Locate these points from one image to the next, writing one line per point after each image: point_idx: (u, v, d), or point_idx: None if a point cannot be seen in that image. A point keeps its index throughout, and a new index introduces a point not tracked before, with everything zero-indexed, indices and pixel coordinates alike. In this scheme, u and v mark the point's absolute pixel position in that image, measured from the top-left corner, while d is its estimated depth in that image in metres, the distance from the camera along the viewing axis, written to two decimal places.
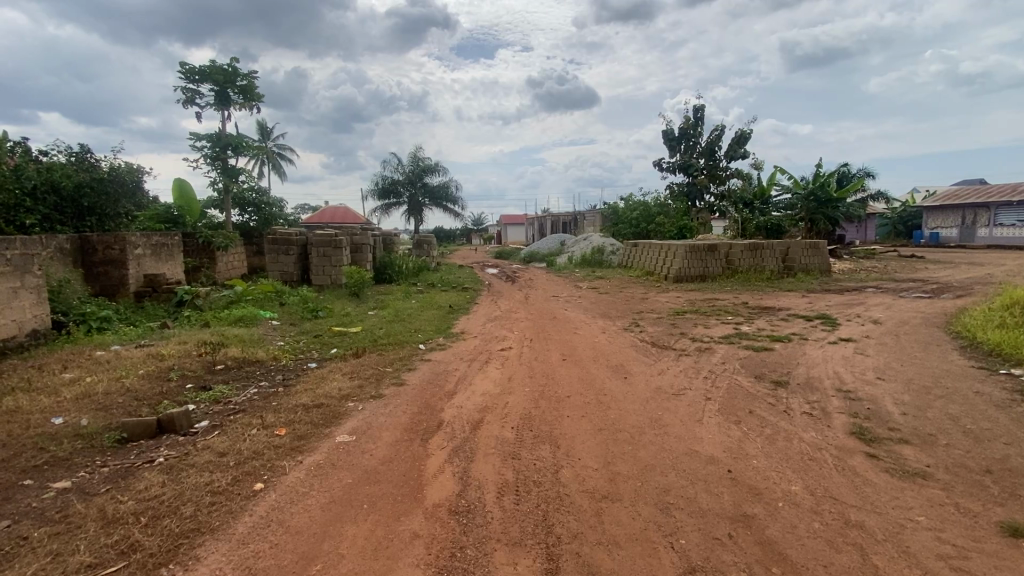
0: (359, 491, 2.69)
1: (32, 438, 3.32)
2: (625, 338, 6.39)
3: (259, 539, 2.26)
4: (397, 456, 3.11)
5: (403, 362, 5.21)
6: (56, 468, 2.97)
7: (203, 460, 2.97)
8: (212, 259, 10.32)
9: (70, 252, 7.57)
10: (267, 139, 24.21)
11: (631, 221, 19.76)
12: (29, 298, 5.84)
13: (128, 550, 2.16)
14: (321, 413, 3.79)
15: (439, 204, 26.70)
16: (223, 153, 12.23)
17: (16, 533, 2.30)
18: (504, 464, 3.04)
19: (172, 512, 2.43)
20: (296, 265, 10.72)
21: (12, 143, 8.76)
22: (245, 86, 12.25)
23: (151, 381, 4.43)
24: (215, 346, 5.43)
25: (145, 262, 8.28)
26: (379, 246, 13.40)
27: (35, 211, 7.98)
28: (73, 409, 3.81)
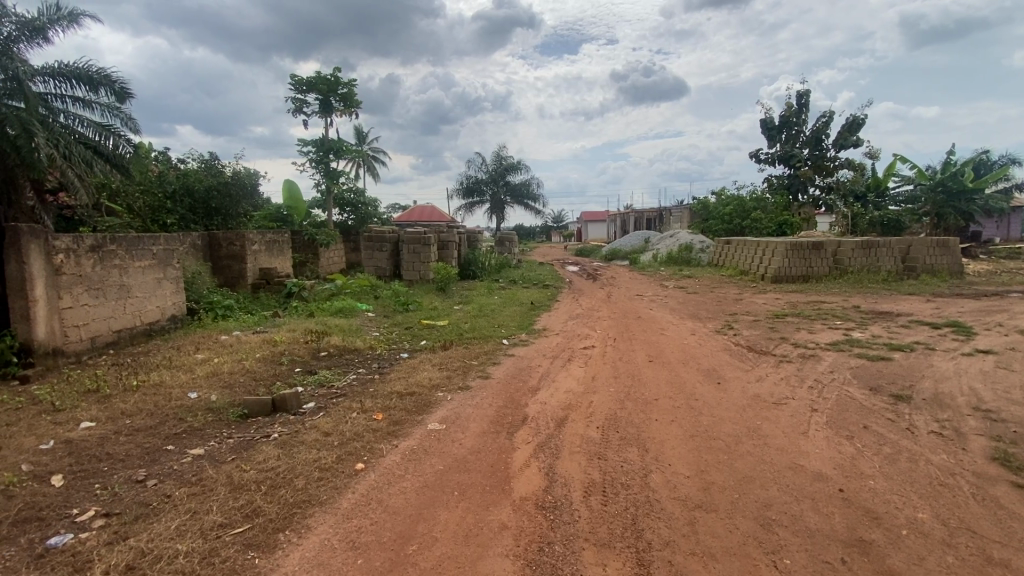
0: (449, 478, 2.79)
1: (173, 409, 3.82)
2: (717, 341, 6.06)
3: (361, 515, 2.42)
4: (485, 448, 3.19)
5: (487, 356, 5.32)
6: (192, 436, 3.39)
7: (311, 438, 3.24)
8: (316, 255, 11.21)
9: (201, 247, 8.60)
10: (362, 142, 25.89)
11: (722, 217, 18.61)
12: (169, 287, 6.72)
13: (251, 514, 2.40)
14: (413, 401, 3.98)
15: (520, 202, 26.92)
16: (326, 157, 13.26)
17: (162, 491, 2.66)
18: (590, 463, 3.00)
19: (286, 483, 2.67)
20: (389, 261, 11.35)
21: (158, 154, 10.24)
22: (346, 94, 13.17)
23: (266, 364, 4.93)
24: (319, 334, 5.90)
25: (260, 257, 9.20)
26: (464, 243, 13.80)
27: (172, 211, 9.41)
28: (204, 386, 4.33)
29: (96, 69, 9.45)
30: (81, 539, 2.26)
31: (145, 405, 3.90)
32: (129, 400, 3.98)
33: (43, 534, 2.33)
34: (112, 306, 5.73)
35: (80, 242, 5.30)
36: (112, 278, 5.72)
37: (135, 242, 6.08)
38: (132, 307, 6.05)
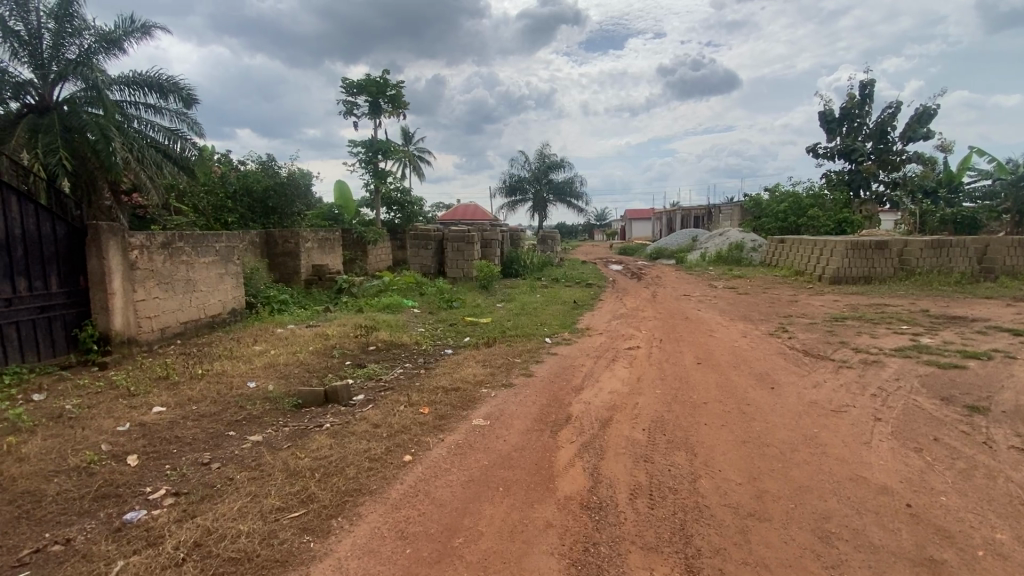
0: (495, 473, 2.81)
1: (234, 397, 4.04)
2: (770, 344, 5.82)
3: (409, 505, 2.48)
4: (529, 445, 3.19)
5: (530, 355, 5.32)
6: (251, 423, 3.58)
7: (361, 429, 3.35)
8: (364, 253, 11.56)
9: (259, 245, 9.05)
10: (409, 143, 26.45)
11: (776, 215, 17.82)
12: (230, 282, 7.10)
13: (306, 500, 2.50)
14: (458, 396, 4.04)
15: (563, 200, 26.75)
16: (375, 157, 13.66)
17: (225, 473, 2.82)
18: (636, 466, 2.95)
19: (338, 472, 2.77)
20: (433, 259, 11.58)
21: (221, 157, 10.81)
22: (394, 96, 13.53)
23: (319, 357, 5.14)
24: (367, 329, 6.09)
25: (313, 254, 9.59)
26: (507, 241, 13.86)
27: (233, 210, 9.84)
28: (262, 376, 4.56)
29: (167, 78, 10.14)
30: (153, 515, 2.43)
31: (209, 392, 4.15)
32: (195, 387, 4.25)
33: (120, 508, 2.52)
34: (180, 299, 6.12)
35: (153, 240, 5.69)
36: (180, 272, 6.11)
37: (200, 239, 6.46)
38: (197, 301, 6.44)
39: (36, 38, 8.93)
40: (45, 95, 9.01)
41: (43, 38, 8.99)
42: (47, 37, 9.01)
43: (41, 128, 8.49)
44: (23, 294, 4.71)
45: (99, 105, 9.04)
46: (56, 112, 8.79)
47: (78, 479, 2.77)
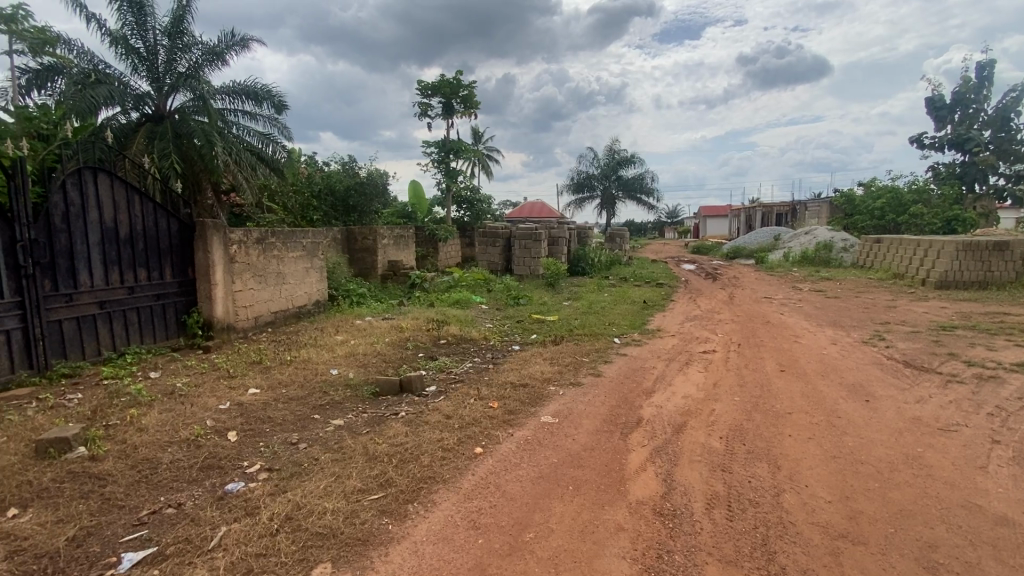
0: (564, 471, 2.81)
1: (319, 383, 4.32)
2: (864, 353, 5.34)
3: (481, 497, 2.53)
4: (599, 445, 3.15)
5: (599, 354, 5.24)
6: (334, 408, 3.81)
7: (434, 419, 3.46)
8: (435, 249, 11.91)
9: (341, 241, 9.60)
10: (478, 142, 26.87)
11: (871, 212, 16.32)
12: (315, 275, 7.59)
13: (385, 483, 2.62)
14: (527, 392, 4.06)
15: (633, 196, 26.07)
16: (447, 157, 14.10)
17: (312, 453, 3.03)
18: (712, 474, 2.82)
19: (414, 459, 2.88)
20: (501, 256, 11.73)
21: (309, 158, 11.58)
22: (467, 96, 13.82)
23: (395, 348, 5.37)
24: (439, 323, 6.29)
25: (389, 251, 10.03)
26: (574, 239, 13.72)
27: (318, 209, 10.46)
28: (344, 364, 4.85)
29: (261, 86, 11.00)
30: (250, 488, 2.65)
31: (297, 377, 4.47)
32: (285, 372, 4.60)
33: (222, 479, 2.77)
34: (272, 291, 6.63)
35: (250, 235, 6.21)
36: (272, 266, 6.61)
37: (290, 235, 6.96)
38: (287, 292, 6.95)
39: (154, 54, 10.05)
40: (159, 105, 10.13)
41: (159, 54, 10.09)
42: (162, 52, 10.10)
43: (156, 135, 9.60)
44: (143, 283, 5.29)
45: (204, 113, 10.11)
46: (168, 120, 9.89)
47: (187, 450, 3.07)
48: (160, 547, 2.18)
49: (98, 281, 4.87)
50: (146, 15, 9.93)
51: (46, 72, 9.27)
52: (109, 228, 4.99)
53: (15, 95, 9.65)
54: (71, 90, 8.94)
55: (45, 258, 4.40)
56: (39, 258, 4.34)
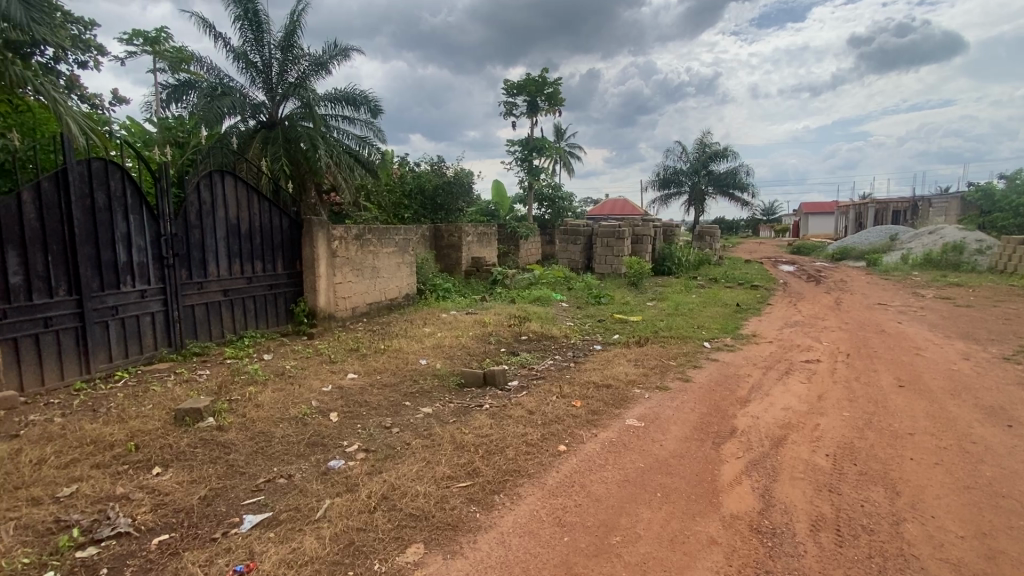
0: (651, 477, 2.72)
1: (409, 371, 4.54)
2: (1005, 371, 4.62)
3: (565, 495, 2.52)
4: (689, 453, 3.02)
5: (687, 358, 5.01)
6: (422, 396, 3.99)
7: (517, 414, 3.50)
8: (517, 246, 12.03)
9: (429, 238, 9.99)
10: (560, 139, 26.72)
11: (1016, 209, 14.10)
12: (406, 269, 7.98)
13: (472, 473, 2.70)
14: (610, 393, 3.98)
15: (724, 192, 24.60)
16: (530, 155, 14.23)
17: (403, 438, 3.19)
18: (818, 494, 2.59)
19: (499, 451, 2.93)
20: (582, 254, 11.60)
21: (401, 159, 12.19)
22: (552, 93, 13.83)
23: (478, 342, 5.51)
24: (521, 320, 6.35)
25: (472, 247, 10.30)
26: (659, 236, 13.22)
27: (409, 207, 11.00)
28: (431, 355, 5.06)
29: (359, 92, 11.74)
30: (349, 466, 2.85)
31: (389, 365, 4.74)
32: (379, 360, 4.89)
33: (325, 455, 3.01)
34: (367, 284, 7.07)
35: (349, 231, 6.67)
36: (368, 260, 7.05)
37: (385, 232, 7.38)
38: (380, 286, 7.38)
39: (269, 66, 11.08)
40: (272, 113, 11.16)
41: (273, 66, 11.12)
42: (275, 65, 11.12)
43: (269, 141, 10.64)
44: (259, 274, 5.87)
45: (310, 119, 11.01)
46: (279, 127, 10.89)
47: (296, 427, 3.37)
48: (275, 513, 2.41)
49: (223, 271, 5.47)
50: (263, 32, 10.97)
51: (183, 87, 10.58)
52: (233, 224, 5.59)
53: (159, 108, 11.10)
54: (202, 102, 10.12)
55: (182, 250, 5.01)
56: (177, 250, 4.96)
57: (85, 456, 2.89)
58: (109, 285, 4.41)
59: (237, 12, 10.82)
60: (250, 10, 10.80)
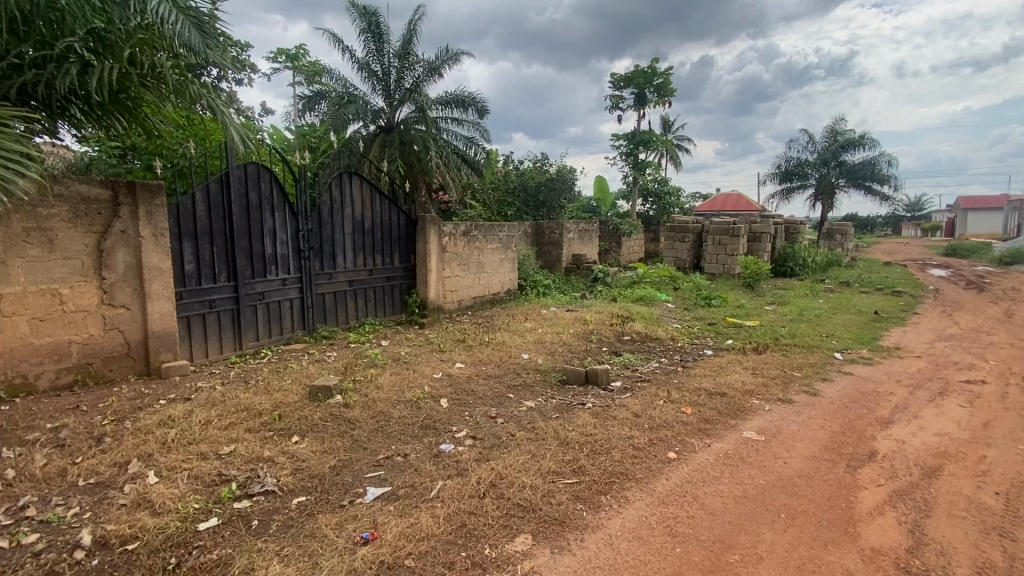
0: (773, 496, 2.50)
1: (512, 365, 4.63)
2: None
3: (677, 504, 2.41)
4: (818, 475, 2.73)
5: (814, 370, 4.53)
6: (525, 390, 4.05)
7: (622, 415, 3.41)
8: (619, 244, 11.72)
9: (531, 234, 10.09)
10: (668, 131, 25.55)
11: None
12: (508, 265, 8.16)
13: (578, 471, 2.68)
14: (724, 402, 3.73)
15: (859, 184, 21.88)
16: (636, 149, 13.81)
17: (507, 429, 3.26)
18: (985, 538, 2.21)
19: (605, 452, 2.88)
20: (690, 252, 11.00)
21: (506, 158, 12.48)
22: (661, 84, 13.29)
23: (580, 340, 5.46)
24: (624, 319, 6.20)
25: (573, 244, 10.25)
26: (779, 234, 12.12)
27: (512, 205, 11.25)
28: (533, 350, 5.12)
29: (468, 94, 12.22)
30: (459, 451, 2.99)
31: (493, 357, 4.87)
32: (483, 352, 5.05)
33: (437, 439, 3.17)
34: (473, 278, 7.35)
35: (457, 228, 6.98)
36: (473, 256, 7.33)
37: (490, 228, 7.61)
38: (484, 280, 7.62)
39: (388, 74, 11.92)
40: (390, 117, 12.00)
41: (392, 74, 11.94)
42: (394, 72, 11.93)
43: (387, 143, 11.48)
44: (378, 267, 6.34)
45: (423, 122, 11.69)
46: (396, 130, 11.69)
47: (411, 410, 3.60)
48: (394, 488, 2.60)
49: (348, 263, 6.00)
50: (384, 42, 11.82)
51: (316, 98, 11.75)
52: (358, 221, 6.09)
53: (297, 117, 12.46)
54: (331, 111, 11.18)
55: (316, 244, 5.59)
56: (312, 244, 5.54)
57: (240, 421, 3.35)
58: (258, 274, 5.05)
59: (362, 26, 11.77)
60: (373, 23, 11.70)
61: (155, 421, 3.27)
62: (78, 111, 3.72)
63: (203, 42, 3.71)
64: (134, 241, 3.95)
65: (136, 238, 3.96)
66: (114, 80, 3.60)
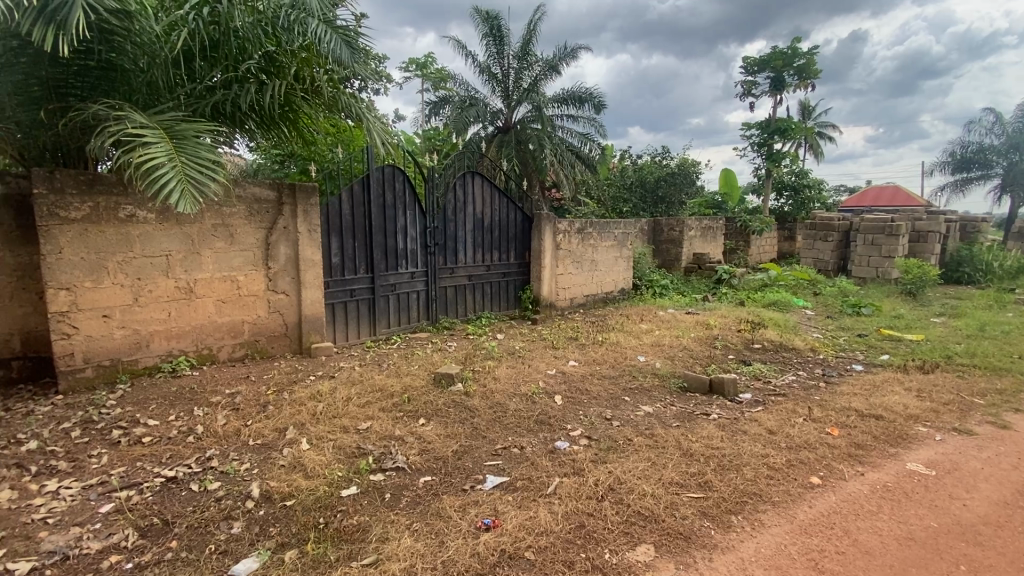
0: (949, 543, 2.12)
1: (629, 367, 4.49)
2: None
3: (822, 537, 2.15)
4: (1011, 525, 2.26)
5: (1003, 398, 3.76)
6: (642, 394, 3.90)
7: (754, 431, 3.13)
8: (747, 242, 10.78)
9: (648, 232, 9.70)
10: (807, 117, 22.94)
11: None
12: (623, 263, 7.93)
13: (704, 485, 2.51)
14: (881, 426, 3.24)
15: None
16: (769, 139, 12.61)
17: (624, 433, 3.17)
18: None
19: (735, 469, 2.66)
20: (834, 253, 9.76)
21: (622, 155, 12.11)
22: (804, 66, 11.99)
23: (702, 345, 5.12)
24: (753, 325, 5.70)
25: (695, 242, 9.65)
26: (952, 233, 10.26)
27: (628, 201, 10.81)
28: (651, 353, 4.91)
29: (585, 90, 12.11)
30: (574, 450, 2.97)
31: (608, 358, 4.77)
32: (598, 352, 4.97)
33: (552, 435, 3.18)
34: (586, 276, 7.28)
35: (573, 225, 6.95)
36: (588, 253, 7.25)
37: (605, 225, 7.45)
38: (598, 278, 7.50)
39: (507, 76, 12.24)
40: (508, 117, 12.33)
41: (510, 75, 12.24)
42: (512, 73, 12.23)
43: (504, 143, 11.90)
44: (496, 264, 6.55)
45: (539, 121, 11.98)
46: (513, 131, 12.08)
47: (526, 404, 3.66)
48: (512, 479, 2.65)
49: (469, 259, 6.27)
50: (504, 45, 12.13)
51: (441, 102, 12.44)
52: (479, 219, 6.34)
53: (424, 121, 13.32)
54: (454, 114, 11.80)
55: (440, 240, 5.94)
56: (437, 240, 5.89)
57: (375, 400, 3.67)
58: (391, 267, 5.48)
59: (484, 30, 12.18)
60: (495, 26, 12.07)
61: (306, 394, 3.71)
62: (253, 123, 4.32)
63: (352, 57, 4.11)
64: (293, 235, 4.52)
65: (295, 233, 4.51)
66: (282, 95, 4.14)
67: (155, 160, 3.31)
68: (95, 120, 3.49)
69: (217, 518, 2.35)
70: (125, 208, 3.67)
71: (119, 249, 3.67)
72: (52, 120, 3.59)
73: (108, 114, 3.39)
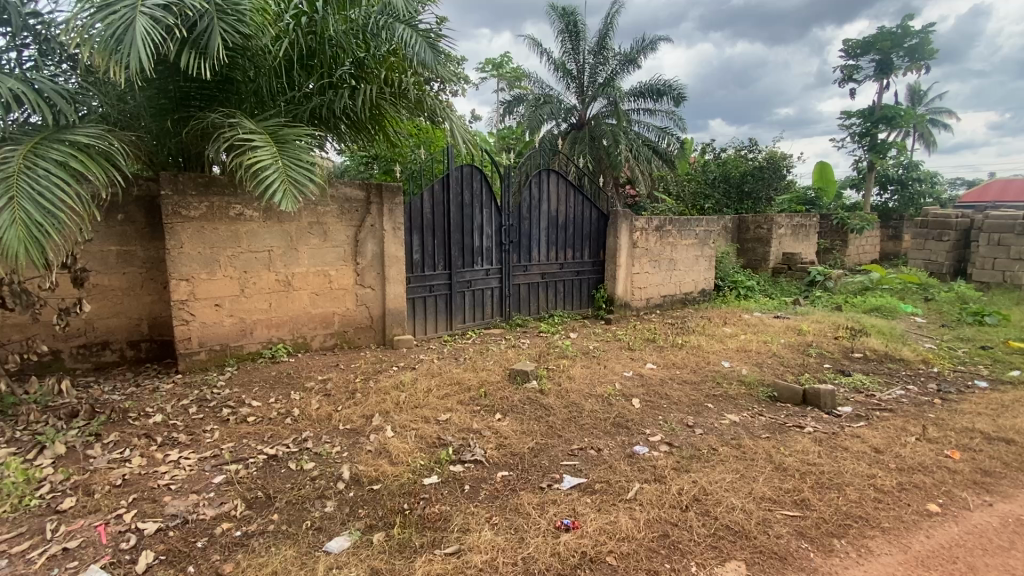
0: None
1: (711, 372, 4.28)
2: None
3: (942, 571, 1.93)
4: None
5: None
6: (726, 402, 3.70)
7: (857, 448, 2.87)
8: (844, 242, 9.90)
9: (732, 230, 9.19)
10: (916, 102, 20.64)
11: None
12: (705, 263, 7.58)
13: (800, 504, 2.34)
14: (1014, 452, 2.85)
15: None
16: (873, 128, 11.49)
17: (707, 442, 3.02)
18: None
19: (837, 489, 2.45)
20: (950, 254, 8.73)
21: (701, 150, 11.50)
22: (918, 45, 10.81)
23: (794, 352, 4.77)
24: (853, 332, 5.23)
25: (784, 241, 9.00)
26: None
27: (710, 196, 10.16)
28: (736, 358, 4.65)
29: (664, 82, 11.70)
30: (654, 455, 2.87)
31: (689, 362, 4.57)
32: (678, 354, 4.78)
33: (630, 439, 3.11)
34: (664, 276, 7.04)
35: (651, 224, 6.74)
36: (666, 252, 7.00)
37: (686, 223, 7.15)
38: (677, 278, 7.23)
39: (582, 71, 12.10)
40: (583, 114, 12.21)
41: (586, 71, 12.09)
42: (588, 69, 12.09)
43: (578, 140, 11.81)
44: (569, 262, 6.50)
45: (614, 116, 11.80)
46: (587, 127, 11.95)
47: (603, 405, 3.59)
48: (590, 480, 2.62)
49: (543, 257, 6.28)
50: (580, 40, 11.99)
51: (515, 101, 12.53)
52: (553, 217, 6.32)
53: (498, 120, 13.48)
54: (529, 111, 11.86)
55: (515, 238, 5.98)
56: (512, 238, 5.95)
57: (453, 394, 3.76)
58: (467, 264, 5.60)
59: (560, 27, 12.10)
60: (571, 22, 11.96)
61: (390, 384, 3.89)
62: (344, 126, 4.58)
63: (435, 60, 4.23)
64: (379, 232, 4.74)
65: (381, 231, 4.74)
66: (371, 100, 4.36)
67: (261, 163, 3.60)
68: (211, 127, 3.85)
69: (312, 496, 2.53)
70: (235, 207, 4.03)
71: (230, 244, 4.04)
72: (176, 129, 4.03)
73: (223, 121, 3.74)
